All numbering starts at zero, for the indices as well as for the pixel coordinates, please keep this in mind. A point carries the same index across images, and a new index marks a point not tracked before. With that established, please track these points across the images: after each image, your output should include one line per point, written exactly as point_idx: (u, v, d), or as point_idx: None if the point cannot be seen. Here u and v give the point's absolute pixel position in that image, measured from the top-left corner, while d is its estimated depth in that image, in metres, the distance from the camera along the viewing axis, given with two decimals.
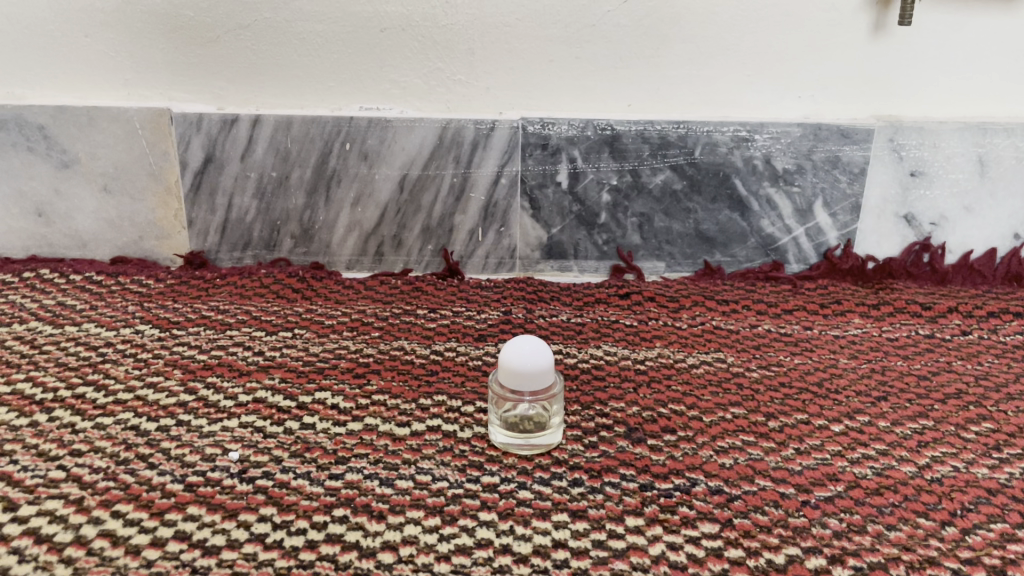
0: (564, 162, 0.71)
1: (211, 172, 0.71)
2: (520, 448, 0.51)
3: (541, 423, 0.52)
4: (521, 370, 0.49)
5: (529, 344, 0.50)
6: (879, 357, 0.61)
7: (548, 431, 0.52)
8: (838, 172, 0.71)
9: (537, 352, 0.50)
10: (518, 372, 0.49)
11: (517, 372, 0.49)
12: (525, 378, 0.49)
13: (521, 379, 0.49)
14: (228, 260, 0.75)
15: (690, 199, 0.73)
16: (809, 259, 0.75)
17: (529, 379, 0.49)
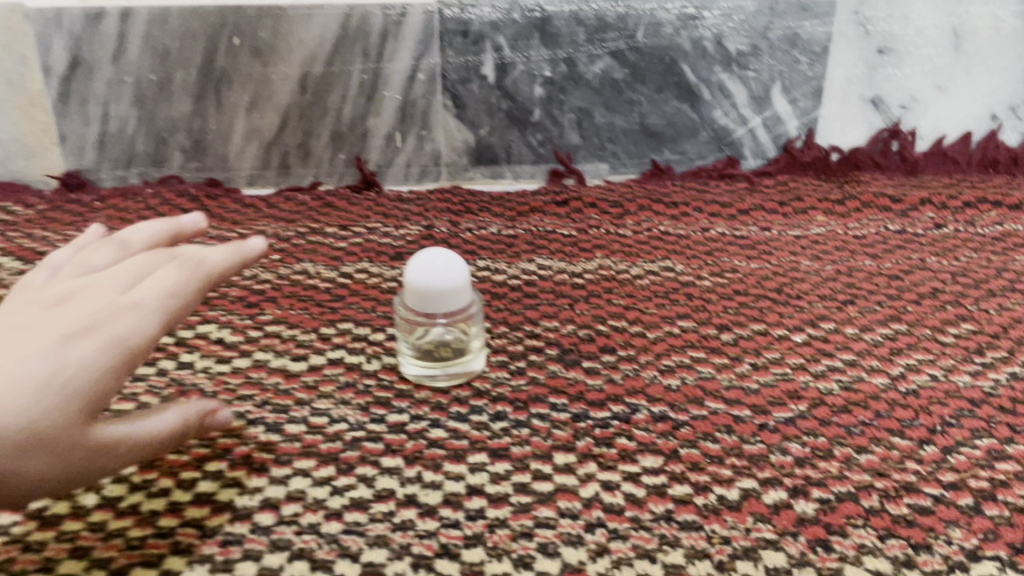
0: (489, 51, 0.62)
1: (81, 78, 0.62)
2: (443, 378, 0.44)
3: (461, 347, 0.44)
4: (436, 290, 0.41)
5: (436, 255, 0.42)
6: (845, 258, 0.54)
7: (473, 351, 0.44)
8: (798, 52, 0.63)
9: (449, 263, 0.42)
10: (431, 292, 0.41)
11: (431, 294, 0.41)
12: (441, 299, 0.41)
13: (438, 301, 0.41)
14: (110, 180, 0.66)
15: (634, 90, 0.64)
16: (767, 153, 0.67)
17: (446, 299, 0.41)
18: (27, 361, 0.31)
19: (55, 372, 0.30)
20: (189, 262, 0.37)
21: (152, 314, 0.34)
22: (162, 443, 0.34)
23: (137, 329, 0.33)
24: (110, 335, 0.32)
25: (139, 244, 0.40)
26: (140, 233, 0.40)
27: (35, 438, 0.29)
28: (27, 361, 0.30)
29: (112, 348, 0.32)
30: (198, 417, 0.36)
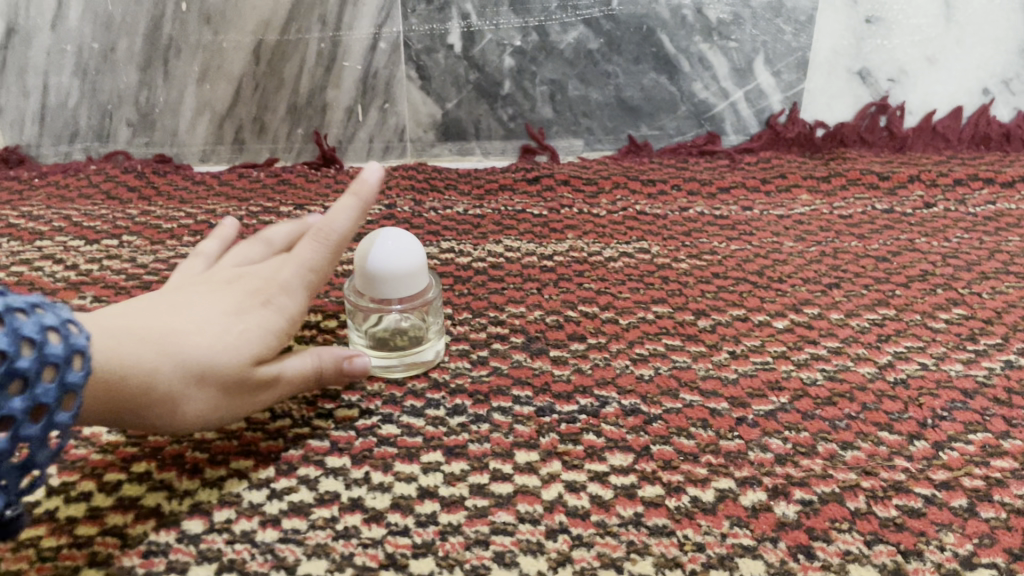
0: (455, 19, 0.59)
1: (17, 46, 0.58)
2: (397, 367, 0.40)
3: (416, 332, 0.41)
4: (393, 273, 0.37)
5: (391, 236, 0.38)
6: (830, 239, 0.51)
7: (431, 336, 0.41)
8: (783, 21, 0.59)
9: (405, 243, 0.38)
10: (386, 275, 0.37)
11: (387, 277, 0.37)
12: (397, 283, 0.38)
13: (394, 285, 0.38)
14: (53, 156, 0.62)
15: (610, 61, 0.61)
16: (749, 129, 0.64)
17: (403, 282, 0.38)
18: (210, 310, 0.33)
19: (230, 326, 0.33)
20: (322, 233, 0.39)
21: (300, 283, 0.37)
22: (306, 383, 0.36)
23: (296, 293, 0.37)
24: (284, 292, 0.36)
25: (281, 242, 0.43)
26: (278, 232, 0.43)
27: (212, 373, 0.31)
28: (208, 310, 0.33)
29: (285, 303, 0.36)
30: (338, 360, 0.37)
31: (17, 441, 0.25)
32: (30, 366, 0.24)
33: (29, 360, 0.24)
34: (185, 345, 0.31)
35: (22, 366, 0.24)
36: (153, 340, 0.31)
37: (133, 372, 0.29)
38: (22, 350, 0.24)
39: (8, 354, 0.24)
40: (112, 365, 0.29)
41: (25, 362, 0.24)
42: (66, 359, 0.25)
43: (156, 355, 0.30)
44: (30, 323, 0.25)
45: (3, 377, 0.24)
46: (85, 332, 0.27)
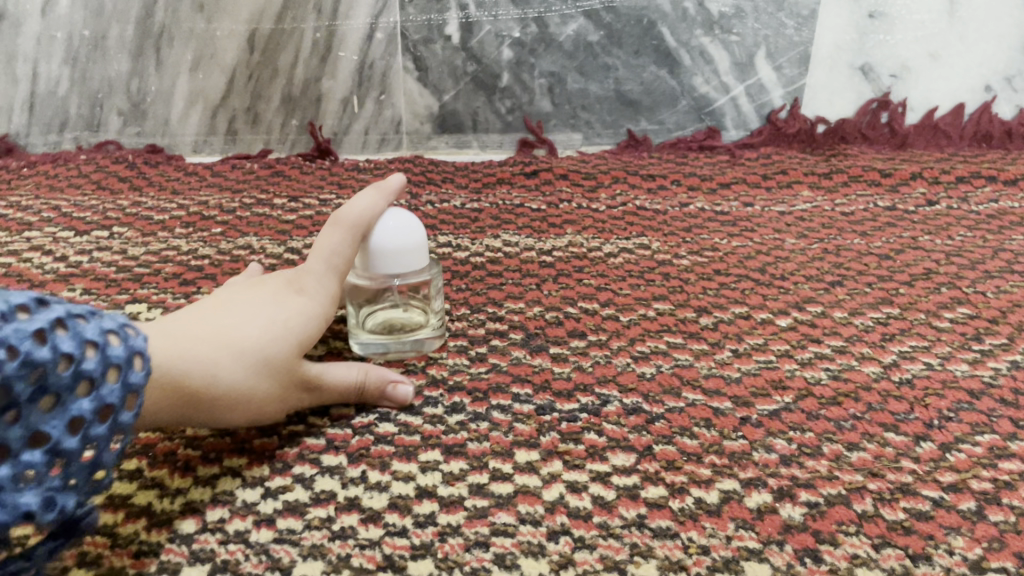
0: (454, 10, 0.58)
1: (7, 33, 0.57)
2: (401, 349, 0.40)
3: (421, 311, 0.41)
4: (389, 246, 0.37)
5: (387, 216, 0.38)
6: (832, 236, 0.51)
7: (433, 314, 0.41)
8: (785, 15, 0.59)
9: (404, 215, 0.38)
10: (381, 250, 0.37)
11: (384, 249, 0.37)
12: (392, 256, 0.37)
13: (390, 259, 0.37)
14: (42, 145, 0.61)
15: (610, 54, 0.60)
16: (749, 125, 0.63)
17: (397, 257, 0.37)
18: (252, 308, 0.34)
19: (274, 318, 0.34)
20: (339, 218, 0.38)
21: (328, 270, 0.37)
22: (344, 391, 0.36)
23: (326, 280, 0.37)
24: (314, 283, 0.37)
25: None
26: None
27: (261, 368, 0.33)
28: (251, 308, 0.34)
29: (316, 294, 0.37)
30: (381, 377, 0.37)
31: (91, 444, 0.24)
32: (97, 367, 0.24)
33: (95, 360, 0.24)
34: (235, 344, 0.32)
35: (89, 368, 0.23)
36: (205, 340, 0.31)
37: (195, 372, 0.30)
38: (88, 351, 0.24)
39: (75, 354, 0.23)
40: (174, 367, 0.29)
41: (92, 361, 0.24)
42: (128, 358, 0.25)
43: (211, 354, 0.31)
44: (90, 324, 0.24)
45: (72, 380, 0.23)
46: (140, 336, 0.26)
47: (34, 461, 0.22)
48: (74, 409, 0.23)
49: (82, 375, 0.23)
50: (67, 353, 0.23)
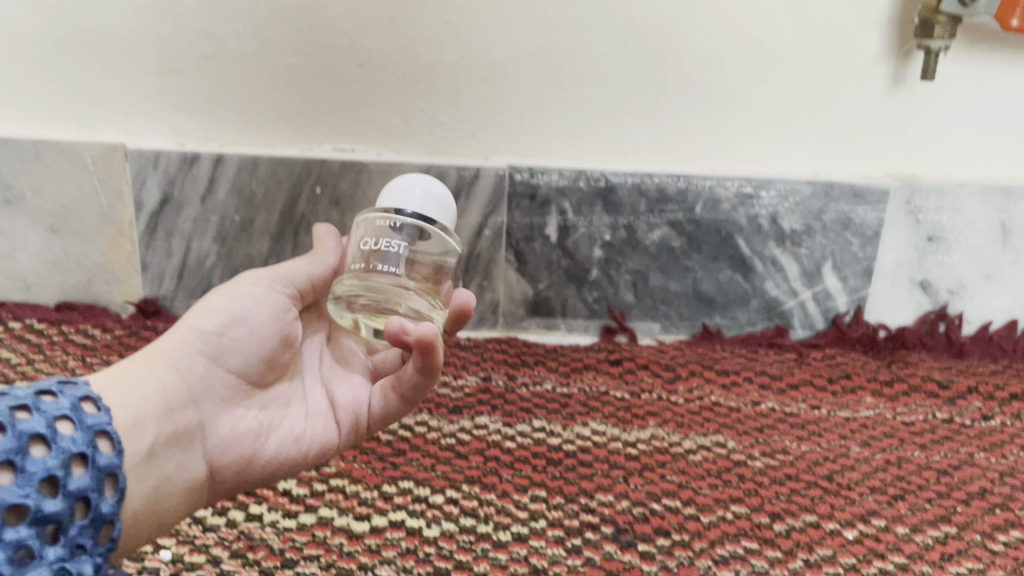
0: (554, 214, 0.67)
1: (169, 214, 0.67)
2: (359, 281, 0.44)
3: (371, 236, 0.44)
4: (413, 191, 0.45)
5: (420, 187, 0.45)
6: (893, 446, 0.56)
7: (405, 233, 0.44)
8: (850, 234, 0.66)
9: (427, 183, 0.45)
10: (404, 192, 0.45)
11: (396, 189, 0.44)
12: (413, 194, 0.44)
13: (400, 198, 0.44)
14: (185, 308, 0.70)
15: (690, 258, 0.67)
16: (816, 326, 0.69)
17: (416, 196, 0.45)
18: None
19: None
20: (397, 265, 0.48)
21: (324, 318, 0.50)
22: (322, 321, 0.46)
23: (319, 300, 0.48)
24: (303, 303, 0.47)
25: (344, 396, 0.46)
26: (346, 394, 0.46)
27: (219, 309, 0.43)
28: None
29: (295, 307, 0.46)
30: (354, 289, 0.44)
31: (71, 494, 0.29)
32: (83, 433, 0.31)
33: (36, 419, 0.30)
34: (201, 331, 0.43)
35: (77, 434, 0.31)
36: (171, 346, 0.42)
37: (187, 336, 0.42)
38: (22, 415, 0.29)
39: (13, 421, 0.29)
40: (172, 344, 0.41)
41: (30, 422, 0.30)
42: (73, 409, 0.31)
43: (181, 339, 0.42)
44: (25, 394, 0.31)
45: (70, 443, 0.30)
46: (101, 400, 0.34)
47: (28, 519, 0.27)
48: (39, 470, 0.29)
49: (28, 435, 0.29)
50: (7, 422, 0.29)
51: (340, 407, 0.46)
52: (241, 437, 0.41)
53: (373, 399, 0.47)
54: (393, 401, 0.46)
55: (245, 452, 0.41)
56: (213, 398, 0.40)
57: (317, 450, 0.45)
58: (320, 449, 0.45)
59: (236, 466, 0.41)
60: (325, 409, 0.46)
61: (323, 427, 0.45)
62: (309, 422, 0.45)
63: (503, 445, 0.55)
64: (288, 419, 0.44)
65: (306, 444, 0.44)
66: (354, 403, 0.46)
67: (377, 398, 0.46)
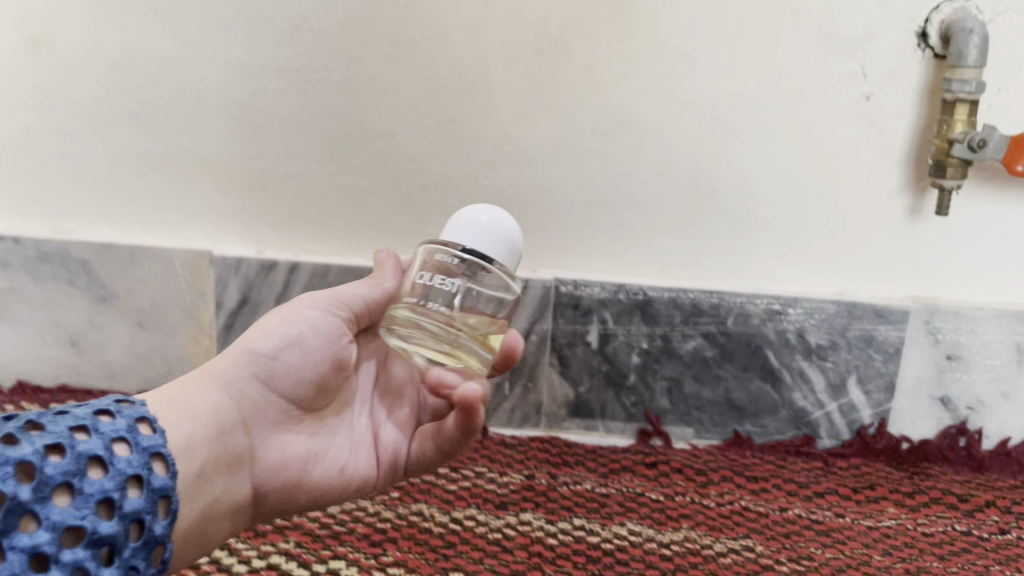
0: (595, 322, 0.72)
1: (246, 314, 0.73)
2: (409, 309, 0.49)
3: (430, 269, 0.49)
4: (480, 222, 0.48)
5: (489, 222, 0.48)
6: (914, 556, 0.59)
7: (461, 264, 0.48)
8: (873, 350, 0.70)
9: (495, 221, 0.48)
10: (474, 221, 0.48)
11: (464, 221, 0.48)
12: (477, 224, 0.48)
13: (468, 231, 0.48)
14: None
15: (722, 367, 0.72)
16: (841, 435, 0.73)
17: (482, 230, 0.48)
18: None
19: None
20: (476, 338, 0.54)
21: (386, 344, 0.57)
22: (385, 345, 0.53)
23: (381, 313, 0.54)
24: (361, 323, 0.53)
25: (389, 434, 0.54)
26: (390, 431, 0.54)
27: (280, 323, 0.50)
28: None
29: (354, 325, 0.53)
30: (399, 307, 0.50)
31: (124, 513, 0.35)
32: (136, 454, 0.37)
33: (93, 440, 0.35)
34: None
35: (130, 456, 0.36)
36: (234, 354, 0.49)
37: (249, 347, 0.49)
38: (82, 437, 0.35)
39: (72, 443, 0.34)
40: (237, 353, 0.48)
41: (88, 445, 0.35)
42: (129, 430, 0.37)
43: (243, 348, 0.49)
44: (87, 417, 0.36)
45: (123, 464, 0.36)
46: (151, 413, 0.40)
47: (86, 539, 0.32)
48: (97, 492, 0.34)
49: (86, 457, 0.34)
50: (68, 444, 0.34)
51: (383, 445, 0.54)
52: (288, 462, 0.49)
53: (413, 445, 0.54)
54: (429, 449, 0.54)
55: (290, 476, 0.49)
56: (262, 423, 0.48)
57: (360, 481, 0.52)
58: (363, 480, 0.52)
59: (283, 487, 0.49)
60: (369, 443, 0.53)
61: (367, 463, 0.52)
62: (351, 454, 0.52)
63: (546, 541, 0.59)
64: (333, 449, 0.51)
65: (350, 476, 0.51)
66: (395, 442, 0.54)
67: (416, 444, 0.54)
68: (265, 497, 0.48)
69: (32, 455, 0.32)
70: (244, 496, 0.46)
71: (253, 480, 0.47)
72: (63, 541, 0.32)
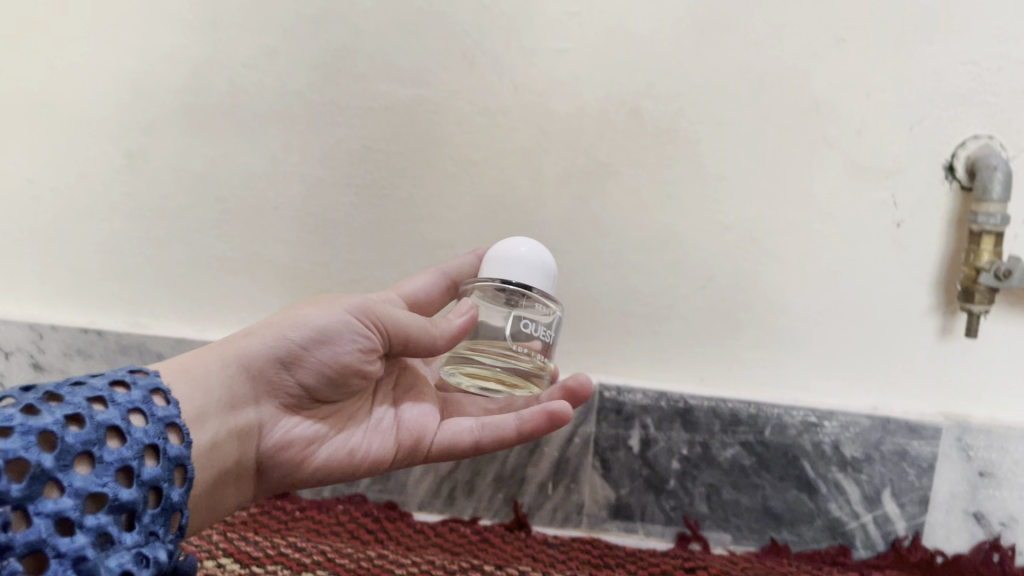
0: (637, 427, 0.75)
1: None
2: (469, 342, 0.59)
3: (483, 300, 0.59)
4: (516, 252, 0.58)
5: (523, 250, 0.58)
6: None
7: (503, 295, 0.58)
8: (907, 464, 0.73)
9: (529, 249, 0.58)
10: (510, 252, 0.58)
11: (503, 254, 0.58)
12: (517, 254, 0.57)
13: (508, 265, 0.57)
14: (309, 491, 0.81)
15: (759, 475, 0.75)
16: (876, 546, 0.75)
17: (517, 257, 0.57)
18: None
19: None
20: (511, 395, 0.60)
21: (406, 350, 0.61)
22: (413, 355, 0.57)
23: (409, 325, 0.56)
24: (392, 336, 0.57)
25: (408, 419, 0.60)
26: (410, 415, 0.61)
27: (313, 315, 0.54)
28: None
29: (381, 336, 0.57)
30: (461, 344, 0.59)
31: (140, 480, 0.40)
32: (151, 425, 0.43)
33: (111, 411, 0.41)
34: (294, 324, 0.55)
35: (146, 426, 0.42)
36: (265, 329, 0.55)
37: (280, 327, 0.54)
38: (101, 410, 0.41)
39: (91, 414, 0.40)
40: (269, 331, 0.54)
41: (104, 416, 0.40)
42: (143, 402, 0.43)
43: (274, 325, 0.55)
44: (104, 390, 0.42)
45: (140, 433, 0.41)
46: (160, 381, 0.46)
47: (107, 505, 0.38)
48: (118, 461, 0.39)
49: (103, 428, 0.40)
50: (88, 416, 0.40)
51: (401, 432, 0.60)
52: (292, 441, 0.55)
53: (433, 435, 0.60)
54: (456, 439, 0.59)
55: (299, 454, 0.56)
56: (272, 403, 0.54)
57: (370, 461, 0.58)
58: (375, 461, 0.59)
59: (290, 462, 0.55)
60: (387, 429, 0.60)
61: (381, 446, 0.59)
62: (361, 437, 0.58)
63: None
64: (346, 434, 0.58)
65: (359, 458, 0.58)
66: (414, 431, 0.60)
67: (433, 433, 0.60)
68: (271, 468, 0.55)
69: (54, 425, 0.38)
70: (248, 465, 0.53)
71: (258, 450, 0.54)
72: (86, 506, 0.37)
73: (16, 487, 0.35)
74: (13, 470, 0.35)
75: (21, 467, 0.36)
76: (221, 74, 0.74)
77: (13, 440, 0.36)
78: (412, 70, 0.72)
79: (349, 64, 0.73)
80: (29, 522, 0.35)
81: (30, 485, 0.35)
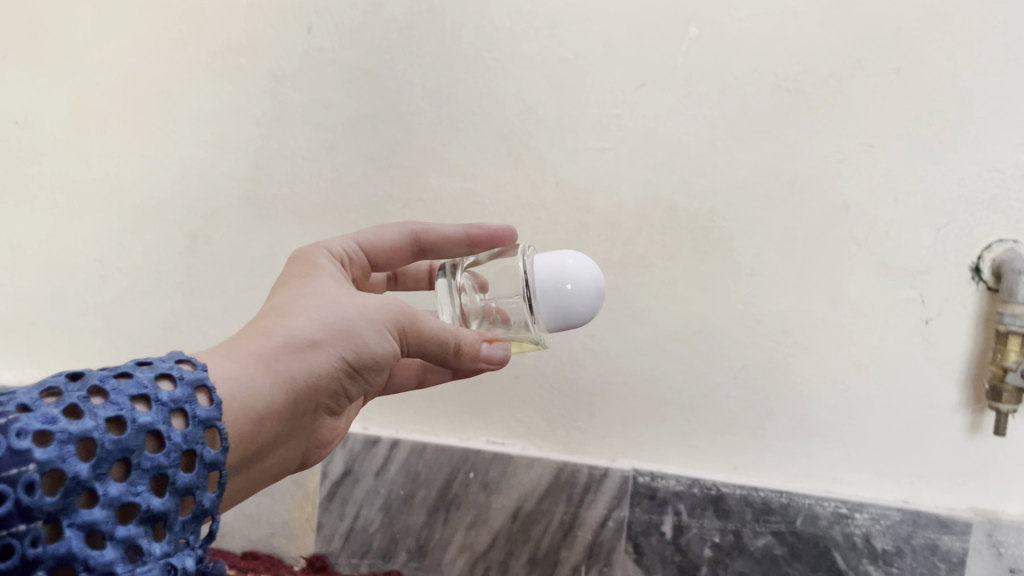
0: (670, 513, 0.77)
1: (348, 484, 0.82)
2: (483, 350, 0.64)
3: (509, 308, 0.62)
4: (565, 266, 0.58)
5: (573, 266, 0.58)
6: None
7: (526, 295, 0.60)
8: (938, 559, 0.74)
9: (580, 270, 0.58)
10: (561, 261, 0.58)
11: (553, 257, 0.58)
12: (565, 264, 0.57)
13: (551, 269, 0.57)
14: (347, 566, 0.83)
15: (791, 565, 0.76)
16: None
17: (563, 268, 0.57)
18: None
19: None
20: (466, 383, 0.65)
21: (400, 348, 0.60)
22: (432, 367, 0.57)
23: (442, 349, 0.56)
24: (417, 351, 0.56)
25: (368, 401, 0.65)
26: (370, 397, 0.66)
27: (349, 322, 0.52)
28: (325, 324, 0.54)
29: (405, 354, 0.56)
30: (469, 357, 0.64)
31: (173, 488, 0.39)
32: (191, 427, 0.41)
33: (153, 414, 0.39)
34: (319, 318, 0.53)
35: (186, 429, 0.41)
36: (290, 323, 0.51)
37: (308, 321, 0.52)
38: (144, 412, 0.39)
39: (133, 417, 0.38)
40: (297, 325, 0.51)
41: (146, 419, 0.39)
42: (187, 401, 0.41)
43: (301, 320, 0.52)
44: (149, 386, 0.41)
45: (178, 437, 0.40)
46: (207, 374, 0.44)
47: (139, 516, 0.37)
48: (157, 471, 0.38)
49: (144, 432, 0.38)
50: (131, 419, 0.38)
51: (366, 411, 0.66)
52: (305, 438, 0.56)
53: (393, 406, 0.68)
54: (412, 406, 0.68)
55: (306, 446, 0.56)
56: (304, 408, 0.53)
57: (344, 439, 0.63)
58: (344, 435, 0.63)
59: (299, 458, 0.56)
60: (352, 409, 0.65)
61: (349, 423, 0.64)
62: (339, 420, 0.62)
63: None
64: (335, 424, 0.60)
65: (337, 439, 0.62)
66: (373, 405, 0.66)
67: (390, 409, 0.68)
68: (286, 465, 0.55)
69: (96, 431, 0.36)
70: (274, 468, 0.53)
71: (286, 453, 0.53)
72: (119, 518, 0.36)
73: (49, 502, 0.34)
74: (47, 482, 0.34)
75: (56, 478, 0.34)
76: (281, 166, 0.80)
77: (50, 448, 0.35)
78: (460, 165, 0.77)
79: (401, 160, 0.78)
80: (59, 535, 0.34)
81: (63, 498, 0.34)
